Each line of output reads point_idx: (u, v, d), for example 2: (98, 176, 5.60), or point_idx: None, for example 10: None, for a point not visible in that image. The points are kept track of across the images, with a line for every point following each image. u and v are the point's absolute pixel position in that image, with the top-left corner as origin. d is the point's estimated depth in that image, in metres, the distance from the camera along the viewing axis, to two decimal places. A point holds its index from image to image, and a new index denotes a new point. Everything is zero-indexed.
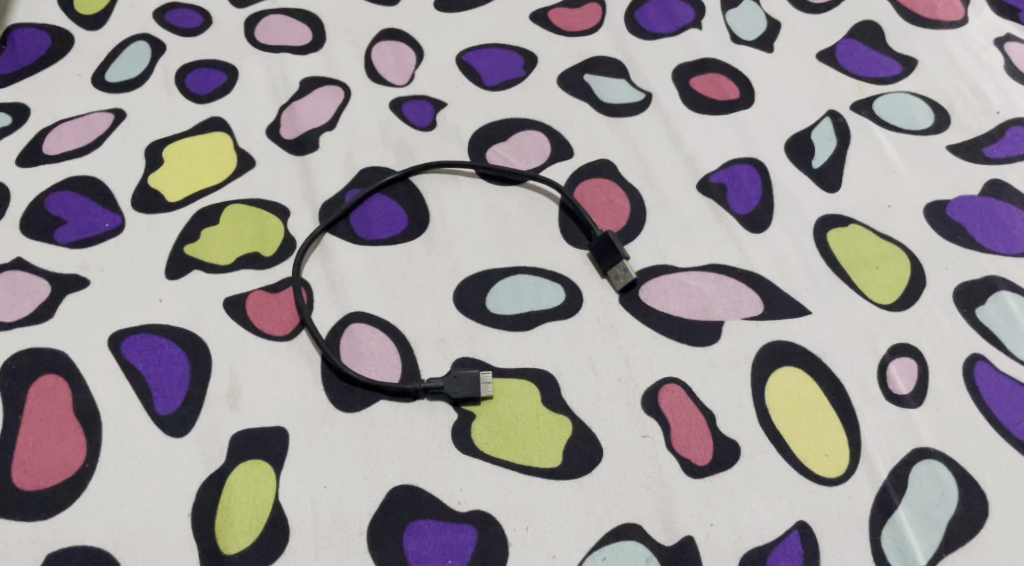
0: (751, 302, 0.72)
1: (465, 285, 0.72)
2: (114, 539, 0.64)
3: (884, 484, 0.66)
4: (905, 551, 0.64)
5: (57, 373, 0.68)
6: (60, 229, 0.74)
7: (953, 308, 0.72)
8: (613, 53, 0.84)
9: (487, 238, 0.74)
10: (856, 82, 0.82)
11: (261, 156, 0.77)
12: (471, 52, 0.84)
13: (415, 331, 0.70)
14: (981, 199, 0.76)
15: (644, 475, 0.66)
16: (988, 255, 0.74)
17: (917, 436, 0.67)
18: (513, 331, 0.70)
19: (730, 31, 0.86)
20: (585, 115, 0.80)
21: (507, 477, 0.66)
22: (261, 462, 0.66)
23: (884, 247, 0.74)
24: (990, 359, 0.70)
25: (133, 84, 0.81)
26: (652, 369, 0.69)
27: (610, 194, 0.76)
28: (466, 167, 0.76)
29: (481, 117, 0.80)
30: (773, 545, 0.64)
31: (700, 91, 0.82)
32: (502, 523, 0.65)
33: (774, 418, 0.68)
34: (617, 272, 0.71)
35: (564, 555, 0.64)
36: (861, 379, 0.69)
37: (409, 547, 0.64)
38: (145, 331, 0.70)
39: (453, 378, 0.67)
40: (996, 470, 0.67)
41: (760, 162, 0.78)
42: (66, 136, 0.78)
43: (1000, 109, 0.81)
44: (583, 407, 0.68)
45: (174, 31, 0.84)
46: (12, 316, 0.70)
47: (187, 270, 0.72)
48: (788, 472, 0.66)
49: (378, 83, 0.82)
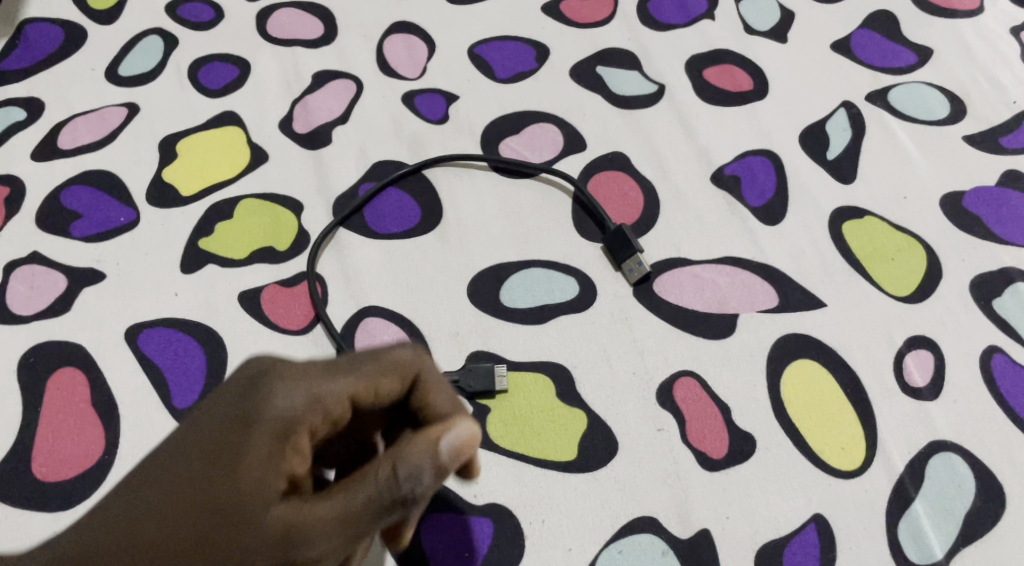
0: (765, 294, 0.72)
1: (479, 278, 0.72)
2: None
3: (901, 477, 0.66)
4: (922, 545, 0.64)
5: (74, 366, 0.69)
6: (76, 223, 0.74)
7: (970, 300, 0.72)
8: (625, 45, 0.83)
9: (500, 231, 0.74)
10: (870, 73, 0.82)
11: (274, 150, 0.77)
12: (483, 44, 0.83)
13: (430, 324, 0.70)
14: (997, 190, 0.76)
15: (660, 469, 0.66)
16: (1005, 246, 0.74)
17: (934, 428, 0.67)
18: (528, 324, 0.70)
19: (744, 21, 0.85)
20: (598, 108, 0.80)
21: (523, 471, 0.66)
22: None
23: (898, 238, 0.74)
24: (1007, 351, 0.70)
25: (146, 78, 0.81)
26: (667, 361, 0.69)
27: (623, 186, 0.76)
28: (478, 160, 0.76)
29: (493, 110, 0.80)
30: (788, 538, 0.64)
31: (713, 82, 0.81)
32: (518, 515, 0.65)
33: (789, 410, 0.68)
34: (631, 265, 0.71)
35: (581, 548, 0.64)
36: (877, 372, 0.69)
37: (426, 541, 0.64)
38: (162, 325, 0.70)
39: (468, 371, 0.67)
40: (1013, 462, 0.66)
41: (774, 154, 0.78)
42: (80, 130, 0.78)
43: (1016, 99, 0.80)
44: (598, 400, 0.68)
45: (186, 24, 0.84)
46: (29, 309, 0.70)
47: (201, 264, 0.72)
48: (804, 465, 0.66)
49: (390, 76, 0.81)
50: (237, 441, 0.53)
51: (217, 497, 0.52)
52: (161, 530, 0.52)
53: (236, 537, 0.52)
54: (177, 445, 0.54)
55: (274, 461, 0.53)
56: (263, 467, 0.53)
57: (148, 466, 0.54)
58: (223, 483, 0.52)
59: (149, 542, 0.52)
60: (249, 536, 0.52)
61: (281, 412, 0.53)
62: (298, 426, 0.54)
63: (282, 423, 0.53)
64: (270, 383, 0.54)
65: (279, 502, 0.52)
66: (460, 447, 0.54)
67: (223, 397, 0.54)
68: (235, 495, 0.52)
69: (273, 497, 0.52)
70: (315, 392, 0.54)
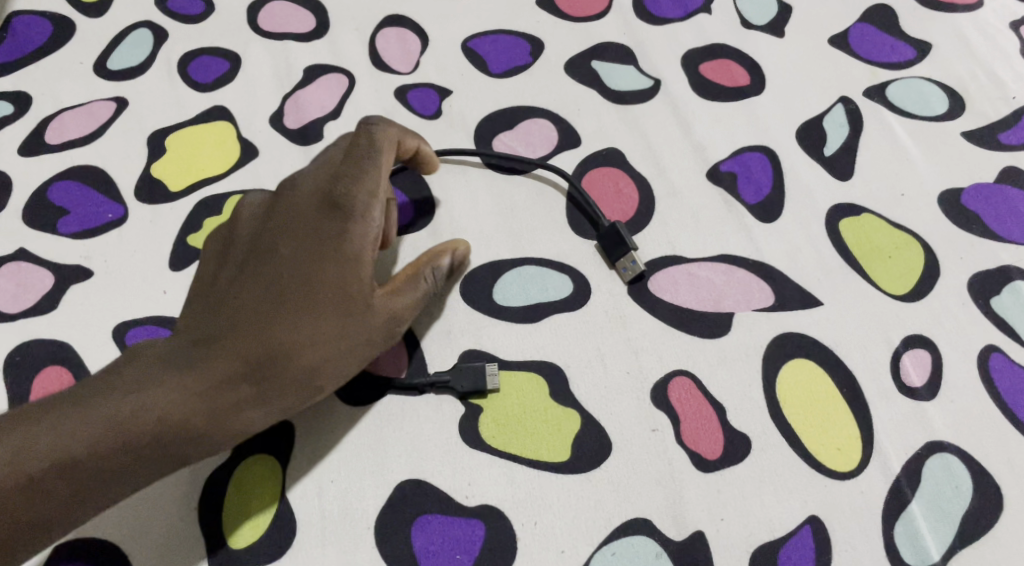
0: (761, 293, 0.71)
1: (471, 276, 0.71)
2: (121, 531, 0.64)
3: (898, 478, 0.65)
4: (919, 547, 0.64)
5: (61, 365, 0.68)
6: (63, 219, 0.73)
7: (968, 298, 0.71)
8: (621, 39, 0.82)
9: (494, 228, 0.73)
10: (869, 67, 0.81)
11: (264, 145, 0.76)
12: (477, 38, 0.82)
13: (422, 323, 0.69)
14: (996, 187, 0.75)
15: (654, 469, 0.65)
16: (1003, 244, 0.73)
17: (931, 429, 0.67)
18: (521, 323, 0.70)
19: (741, 15, 0.84)
20: (593, 103, 0.79)
21: (515, 472, 0.65)
22: (266, 455, 0.65)
23: (896, 236, 0.73)
24: (1005, 350, 0.69)
25: (135, 71, 0.80)
26: (661, 361, 0.68)
27: (618, 183, 0.75)
28: (471, 155, 0.75)
29: (487, 105, 0.79)
30: (783, 540, 0.64)
31: (710, 77, 0.80)
32: (511, 517, 0.64)
33: (785, 411, 0.67)
34: (625, 264, 0.71)
35: (573, 551, 0.63)
36: (874, 372, 0.68)
37: (418, 543, 0.63)
38: (149, 323, 0.69)
39: (457, 371, 0.67)
40: (1010, 463, 0.66)
41: (770, 150, 0.77)
42: (68, 124, 0.77)
43: (1016, 94, 0.79)
44: (592, 400, 0.67)
45: (175, 18, 0.83)
46: (15, 307, 0.70)
47: (190, 261, 0.71)
48: (800, 466, 0.65)
49: (383, 70, 0.80)
50: (331, 223, 0.63)
51: (321, 273, 0.62)
52: (285, 312, 0.62)
53: (348, 310, 0.62)
54: (277, 234, 0.64)
55: (363, 222, 0.64)
56: (359, 236, 0.63)
57: (261, 242, 0.64)
58: (327, 260, 0.63)
59: (271, 322, 0.61)
60: (355, 297, 0.63)
61: (363, 201, 0.64)
62: (373, 224, 0.64)
63: (360, 222, 0.64)
64: (338, 193, 0.64)
65: (376, 294, 0.64)
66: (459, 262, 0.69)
67: (305, 198, 0.65)
68: (337, 273, 0.62)
69: (368, 270, 0.63)
70: (372, 192, 0.64)
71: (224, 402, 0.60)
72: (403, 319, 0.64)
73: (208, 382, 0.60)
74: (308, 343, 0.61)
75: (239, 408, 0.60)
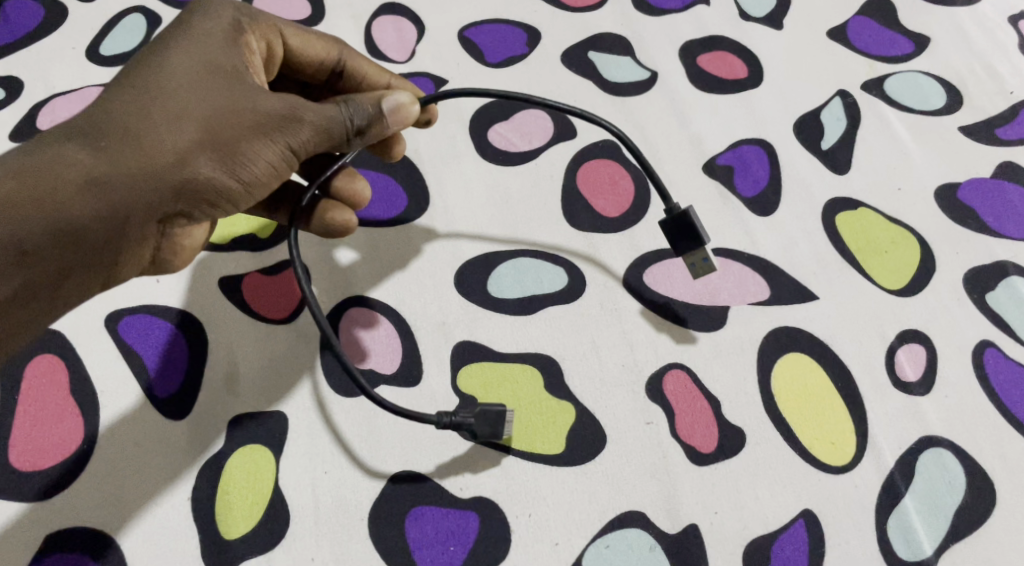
0: (756, 286, 0.71)
1: (466, 267, 0.71)
2: (114, 519, 0.63)
3: (891, 472, 0.65)
4: (912, 542, 0.64)
5: (53, 353, 0.67)
6: None
7: (963, 293, 0.71)
8: (618, 29, 0.82)
9: (489, 219, 0.73)
10: (867, 61, 0.81)
11: None
12: (474, 27, 0.82)
13: (416, 314, 0.69)
14: (993, 181, 0.75)
15: (648, 461, 0.65)
16: (999, 239, 0.73)
17: (925, 423, 0.67)
18: (516, 315, 0.69)
19: (739, 7, 0.84)
20: (590, 94, 0.78)
21: (509, 465, 0.65)
22: (259, 445, 0.65)
23: (892, 231, 0.73)
24: (1000, 346, 0.69)
25: (128, 57, 0.79)
26: (656, 354, 0.68)
27: (614, 175, 0.75)
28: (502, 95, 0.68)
29: (483, 96, 0.78)
30: (777, 534, 0.64)
31: (708, 69, 0.80)
32: (504, 509, 0.64)
33: (780, 405, 0.67)
34: (696, 261, 0.68)
35: (567, 543, 0.63)
36: (869, 367, 0.68)
37: (411, 534, 0.63)
38: (142, 312, 0.69)
39: (480, 415, 0.63)
40: (1004, 459, 0.66)
41: (768, 143, 0.76)
42: (60, 109, 0.76)
43: (1013, 89, 0.79)
44: (586, 393, 0.67)
45: (170, 4, 0.82)
46: None
47: None
48: (793, 460, 0.65)
49: (378, 59, 0.80)
50: (184, 24, 0.63)
51: (183, 56, 0.61)
52: (139, 90, 0.60)
53: (212, 84, 0.61)
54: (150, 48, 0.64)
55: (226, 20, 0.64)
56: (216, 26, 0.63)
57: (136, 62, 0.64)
58: (181, 44, 0.62)
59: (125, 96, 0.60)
60: (216, 71, 0.61)
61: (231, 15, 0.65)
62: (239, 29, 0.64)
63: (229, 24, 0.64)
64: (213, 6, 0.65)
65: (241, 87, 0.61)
66: (396, 111, 0.64)
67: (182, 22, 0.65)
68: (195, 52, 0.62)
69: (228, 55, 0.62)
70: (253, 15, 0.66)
71: (81, 171, 0.57)
72: (302, 110, 0.61)
73: (56, 154, 0.58)
74: (167, 106, 0.59)
75: (92, 171, 0.57)
